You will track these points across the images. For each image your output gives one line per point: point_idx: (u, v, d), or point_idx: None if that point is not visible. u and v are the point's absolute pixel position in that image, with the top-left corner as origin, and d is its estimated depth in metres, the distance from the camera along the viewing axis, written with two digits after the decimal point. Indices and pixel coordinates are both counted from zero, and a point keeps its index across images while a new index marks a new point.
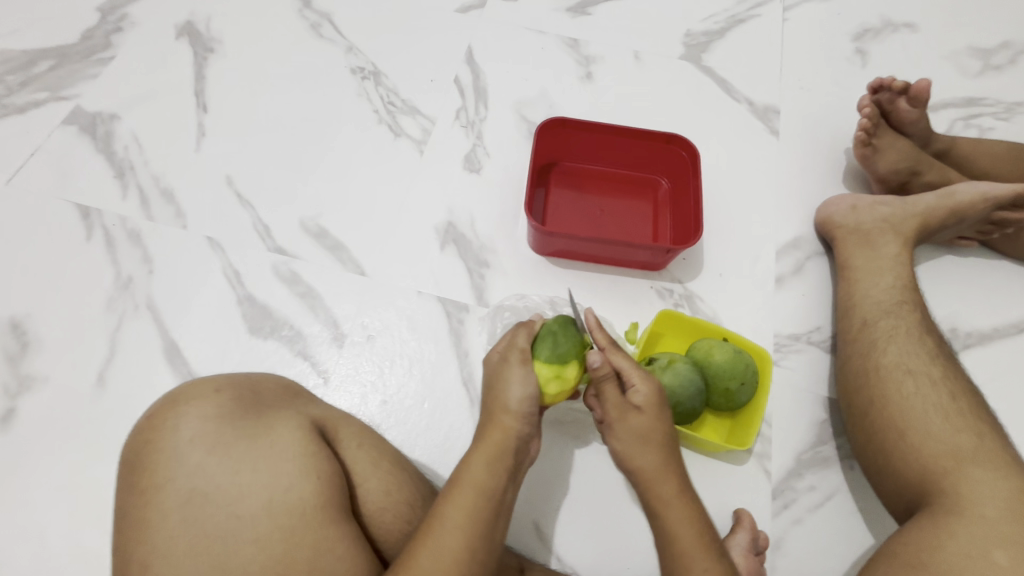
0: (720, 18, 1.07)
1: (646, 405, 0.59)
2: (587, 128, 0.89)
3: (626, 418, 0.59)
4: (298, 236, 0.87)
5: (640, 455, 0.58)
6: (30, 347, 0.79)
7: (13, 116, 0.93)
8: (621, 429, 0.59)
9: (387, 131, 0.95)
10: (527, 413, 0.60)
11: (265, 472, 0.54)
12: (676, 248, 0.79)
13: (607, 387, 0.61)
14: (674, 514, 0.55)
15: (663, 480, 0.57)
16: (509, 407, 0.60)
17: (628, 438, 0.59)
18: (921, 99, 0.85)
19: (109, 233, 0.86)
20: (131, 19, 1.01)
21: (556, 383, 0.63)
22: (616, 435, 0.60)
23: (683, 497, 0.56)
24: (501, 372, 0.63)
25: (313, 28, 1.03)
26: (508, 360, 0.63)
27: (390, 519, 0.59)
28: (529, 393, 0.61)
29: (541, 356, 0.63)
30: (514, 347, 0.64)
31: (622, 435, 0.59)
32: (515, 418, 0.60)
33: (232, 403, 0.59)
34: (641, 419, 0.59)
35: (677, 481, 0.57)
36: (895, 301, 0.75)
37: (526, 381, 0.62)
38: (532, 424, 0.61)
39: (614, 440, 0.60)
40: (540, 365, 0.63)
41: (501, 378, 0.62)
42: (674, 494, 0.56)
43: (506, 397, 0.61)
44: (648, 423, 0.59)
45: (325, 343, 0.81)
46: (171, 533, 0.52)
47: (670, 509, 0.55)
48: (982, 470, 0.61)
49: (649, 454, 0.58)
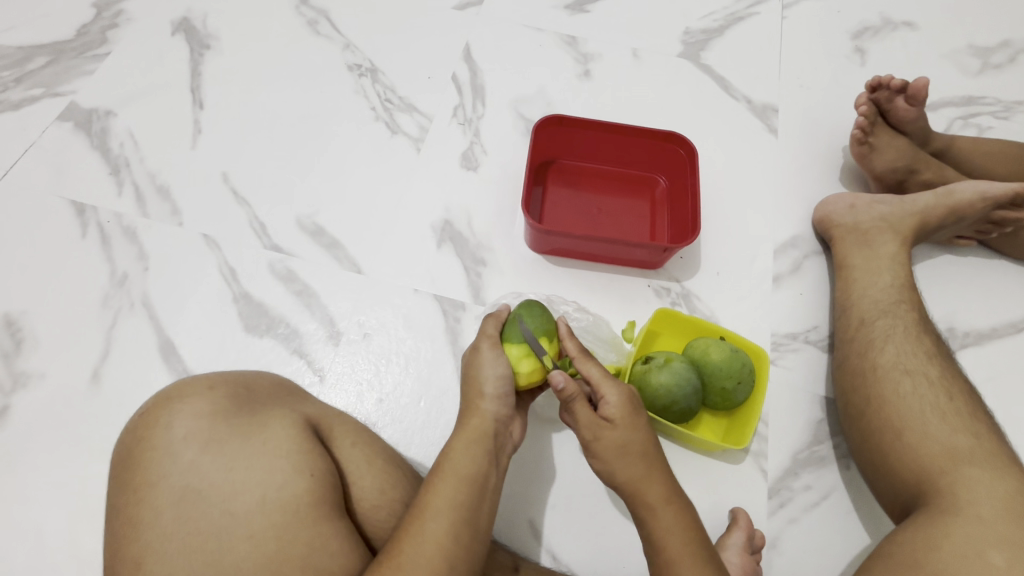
0: (719, 15, 1.06)
1: (619, 416, 0.58)
2: (585, 125, 0.89)
3: (601, 435, 0.58)
4: (294, 234, 0.87)
5: (622, 468, 0.57)
6: (26, 344, 0.79)
7: (9, 111, 0.92)
8: (599, 447, 0.58)
9: (384, 128, 0.95)
10: (502, 395, 0.61)
11: (258, 469, 0.53)
12: (672, 247, 0.79)
13: (577, 406, 0.59)
14: (663, 520, 0.55)
15: (650, 488, 0.56)
16: (485, 391, 0.60)
17: (607, 455, 0.58)
18: (919, 98, 0.84)
19: (105, 229, 0.85)
20: (128, 15, 1.01)
21: (529, 361, 0.62)
22: (595, 454, 0.59)
23: (672, 503, 0.55)
24: (473, 358, 0.63)
25: (311, 24, 1.02)
26: (478, 347, 0.63)
27: (383, 516, 0.59)
28: (503, 374, 0.61)
29: (510, 339, 0.64)
30: (482, 335, 0.64)
31: (600, 452, 0.58)
32: (491, 401, 0.60)
33: (227, 400, 0.59)
34: (615, 433, 0.58)
35: (665, 486, 0.56)
36: (892, 300, 0.75)
37: (498, 362, 0.62)
38: (507, 405, 0.61)
39: (595, 458, 0.59)
40: (510, 347, 0.63)
41: (474, 364, 0.63)
42: (663, 499, 0.55)
43: (480, 381, 0.61)
44: (625, 434, 0.58)
45: (321, 341, 0.81)
46: (164, 530, 0.51)
47: (659, 515, 0.55)
48: (978, 471, 0.61)
49: (631, 465, 0.57)
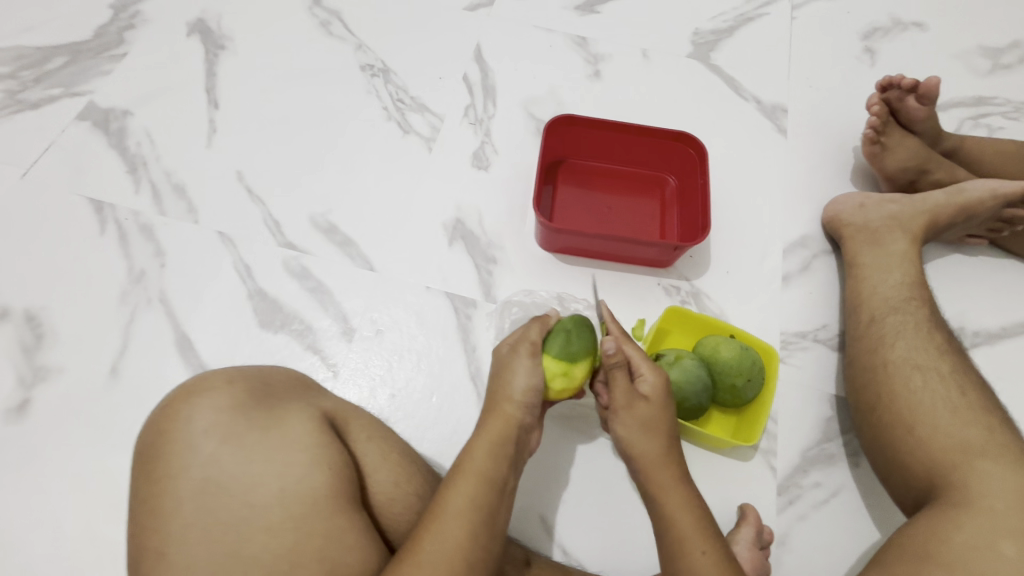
0: (728, 16, 1.07)
1: (655, 396, 0.60)
2: (595, 125, 0.90)
3: (632, 406, 0.60)
4: (308, 232, 0.88)
5: (642, 442, 0.59)
6: (46, 338, 0.80)
7: (28, 111, 0.94)
8: (627, 416, 0.60)
9: (396, 127, 0.96)
10: (530, 405, 0.61)
11: (277, 462, 0.54)
12: (683, 245, 0.79)
13: (617, 374, 0.61)
14: (671, 500, 0.55)
15: (661, 469, 0.57)
16: (513, 396, 0.61)
17: (631, 426, 0.60)
18: (931, 98, 0.85)
19: (123, 227, 0.87)
20: (144, 16, 1.02)
21: (562, 380, 0.64)
22: (620, 423, 0.60)
23: (680, 484, 0.56)
24: (508, 361, 0.63)
25: (323, 26, 1.03)
26: (516, 352, 0.64)
27: (399, 510, 0.60)
28: (534, 384, 0.62)
29: (551, 352, 0.64)
30: (524, 340, 0.64)
31: (626, 422, 0.60)
32: (518, 407, 0.61)
33: (246, 395, 0.60)
34: (646, 408, 0.60)
35: (674, 469, 0.57)
36: (902, 297, 0.76)
37: (532, 373, 0.62)
38: (533, 414, 0.62)
39: (619, 428, 0.60)
40: (549, 361, 0.64)
41: (507, 368, 0.63)
42: (673, 480, 0.56)
43: (511, 387, 0.61)
44: (655, 410, 0.60)
45: (335, 337, 0.82)
46: (185, 521, 0.52)
47: (667, 496, 0.56)
48: (992, 464, 0.61)
49: (653, 441, 0.59)
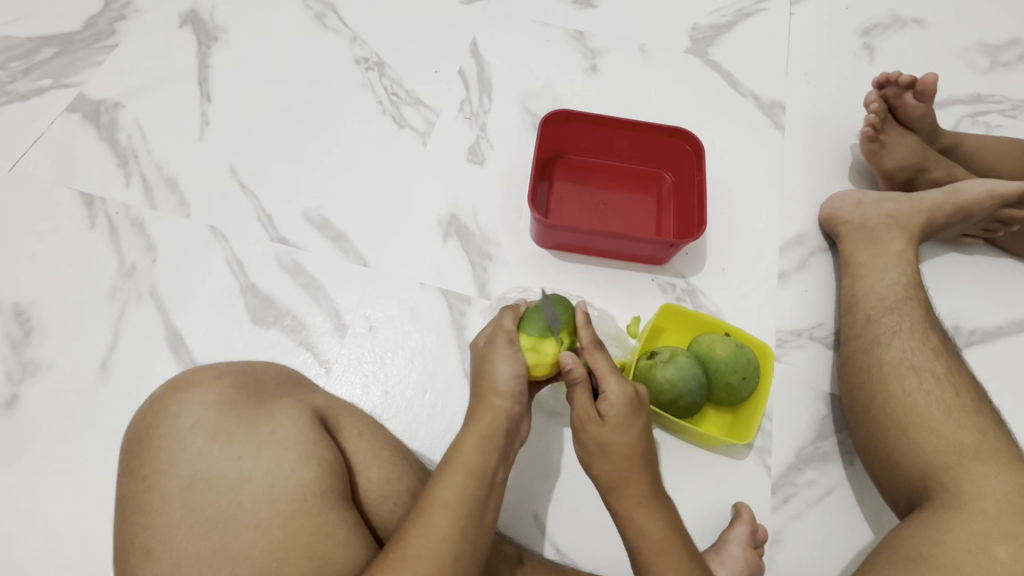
0: (727, 11, 1.06)
1: (612, 415, 0.58)
2: (591, 120, 0.89)
3: (587, 426, 0.59)
4: (302, 227, 0.87)
5: (598, 466, 0.59)
6: (35, 333, 0.79)
7: (17, 103, 0.93)
8: (584, 435, 0.60)
9: (391, 122, 0.95)
10: (517, 393, 0.60)
11: (266, 459, 0.54)
12: (679, 242, 0.78)
13: (576, 390, 0.60)
14: (638, 521, 0.56)
15: (629, 487, 0.57)
16: (498, 388, 0.60)
17: (588, 446, 0.60)
18: (928, 94, 0.84)
19: (113, 221, 0.86)
20: (135, 7, 1.01)
21: (534, 355, 0.62)
22: (579, 439, 0.61)
23: (650, 502, 0.56)
24: (487, 354, 0.62)
25: (317, 18, 1.02)
26: (494, 343, 0.63)
27: (390, 507, 0.59)
28: (517, 372, 0.61)
29: (525, 328, 0.64)
30: (500, 329, 0.64)
31: (585, 440, 0.60)
32: (504, 398, 0.59)
33: (235, 391, 0.59)
34: (600, 430, 0.58)
35: (642, 487, 0.57)
36: (899, 297, 0.75)
37: (514, 361, 0.61)
38: (521, 403, 0.61)
39: (581, 445, 0.61)
40: (520, 335, 0.63)
41: (488, 360, 0.62)
42: (637, 501, 0.56)
43: (494, 377, 0.60)
44: (614, 434, 0.58)
45: (327, 333, 0.81)
46: (172, 518, 0.52)
47: (635, 516, 0.56)
48: (984, 467, 0.61)
49: (611, 464, 0.58)
